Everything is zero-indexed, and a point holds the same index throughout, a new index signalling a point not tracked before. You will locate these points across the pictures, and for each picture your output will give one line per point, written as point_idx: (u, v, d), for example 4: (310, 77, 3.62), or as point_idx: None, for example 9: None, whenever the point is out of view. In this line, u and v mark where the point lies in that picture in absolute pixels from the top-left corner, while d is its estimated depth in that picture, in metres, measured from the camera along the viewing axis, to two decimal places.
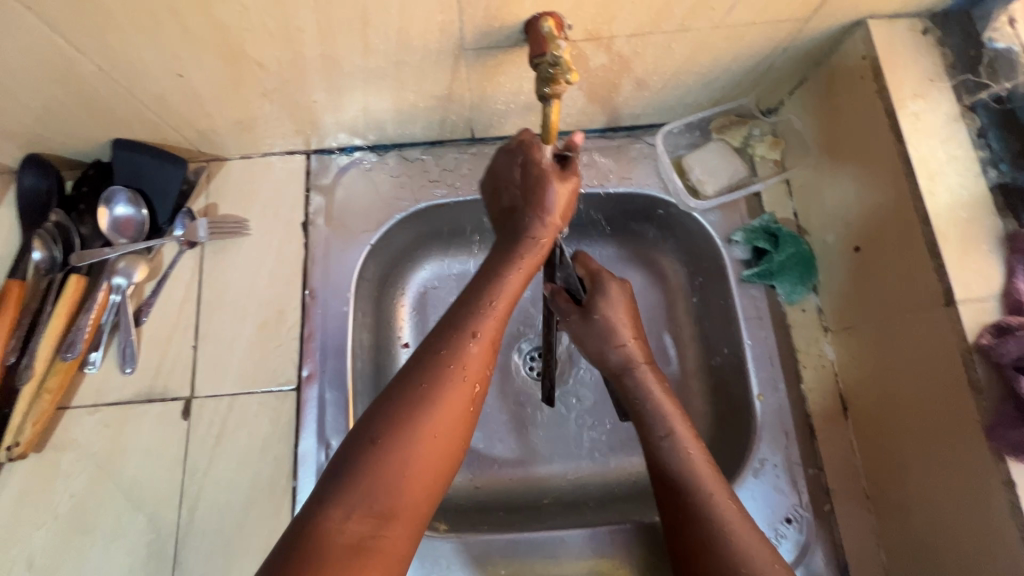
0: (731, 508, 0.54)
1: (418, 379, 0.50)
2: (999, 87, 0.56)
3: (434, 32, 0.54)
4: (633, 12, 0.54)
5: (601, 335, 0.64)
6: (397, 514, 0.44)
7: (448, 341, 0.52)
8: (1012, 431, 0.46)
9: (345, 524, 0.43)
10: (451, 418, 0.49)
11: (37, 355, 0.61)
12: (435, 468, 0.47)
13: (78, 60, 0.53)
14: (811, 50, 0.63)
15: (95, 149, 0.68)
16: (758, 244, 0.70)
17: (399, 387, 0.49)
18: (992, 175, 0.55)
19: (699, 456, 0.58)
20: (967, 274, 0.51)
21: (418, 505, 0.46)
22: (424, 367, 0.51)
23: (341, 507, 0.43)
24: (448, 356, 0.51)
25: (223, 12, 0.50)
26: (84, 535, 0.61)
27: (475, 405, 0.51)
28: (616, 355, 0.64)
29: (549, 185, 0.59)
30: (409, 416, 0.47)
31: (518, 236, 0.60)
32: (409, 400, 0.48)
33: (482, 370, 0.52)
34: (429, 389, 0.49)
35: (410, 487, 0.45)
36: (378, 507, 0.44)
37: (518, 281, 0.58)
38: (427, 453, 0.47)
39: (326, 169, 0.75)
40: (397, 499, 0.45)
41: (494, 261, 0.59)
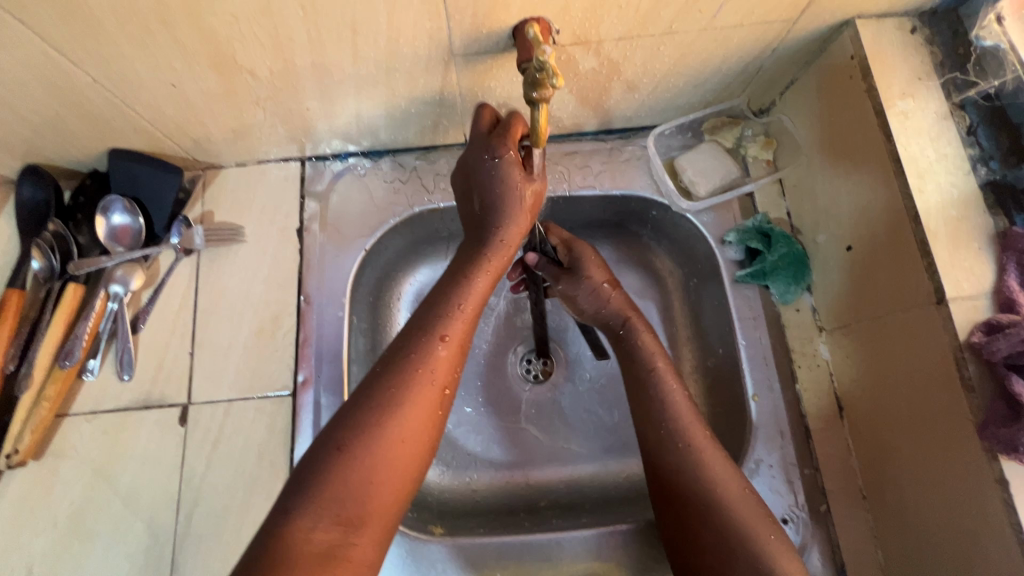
0: (702, 436, 0.58)
1: (387, 384, 0.50)
2: (987, 84, 0.56)
3: (423, 39, 0.55)
4: (620, 16, 0.54)
5: (591, 292, 0.67)
6: (365, 523, 0.46)
7: (419, 344, 0.53)
8: (1003, 429, 0.46)
9: (311, 534, 0.43)
10: (420, 422, 0.50)
11: (35, 363, 0.63)
12: (403, 471, 0.48)
13: (72, 72, 0.54)
14: (801, 50, 0.63)
15: (91, 158, 0.68)
16: (751, 245, 0.70)
17: (366, 394, 0.50)
18: (982, 173, 0.55)
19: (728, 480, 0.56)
20: (957, 273, 0.51)
21: (386, 511, 0.47)
22: (393, 371, 0.51)
23: (306, 517, 0.44)
24: (417, 359, 0.52)
25: (213, 23, 0.50)
26: (82, 541, 0.62)
27: (444, 408, 0.52)
28: (599, 307, 0.68)
29: (507, 179, 0.57)
30: (377, 424, 0.48)
31: (485, 238, 0.58)
32: (376, 406, 0.49)
33: (451, 375, 0.53)
34: (398, 396, 0.50)
35: (379, 495, 0.47)
36: (346, 516, 0.45)
37: (485, 283, 0.58)
38: (394, 458, 0.48)
39: (320, 176, 0.75)
40: (365, 507, 0.46)
41: (459, 264, 0.58)
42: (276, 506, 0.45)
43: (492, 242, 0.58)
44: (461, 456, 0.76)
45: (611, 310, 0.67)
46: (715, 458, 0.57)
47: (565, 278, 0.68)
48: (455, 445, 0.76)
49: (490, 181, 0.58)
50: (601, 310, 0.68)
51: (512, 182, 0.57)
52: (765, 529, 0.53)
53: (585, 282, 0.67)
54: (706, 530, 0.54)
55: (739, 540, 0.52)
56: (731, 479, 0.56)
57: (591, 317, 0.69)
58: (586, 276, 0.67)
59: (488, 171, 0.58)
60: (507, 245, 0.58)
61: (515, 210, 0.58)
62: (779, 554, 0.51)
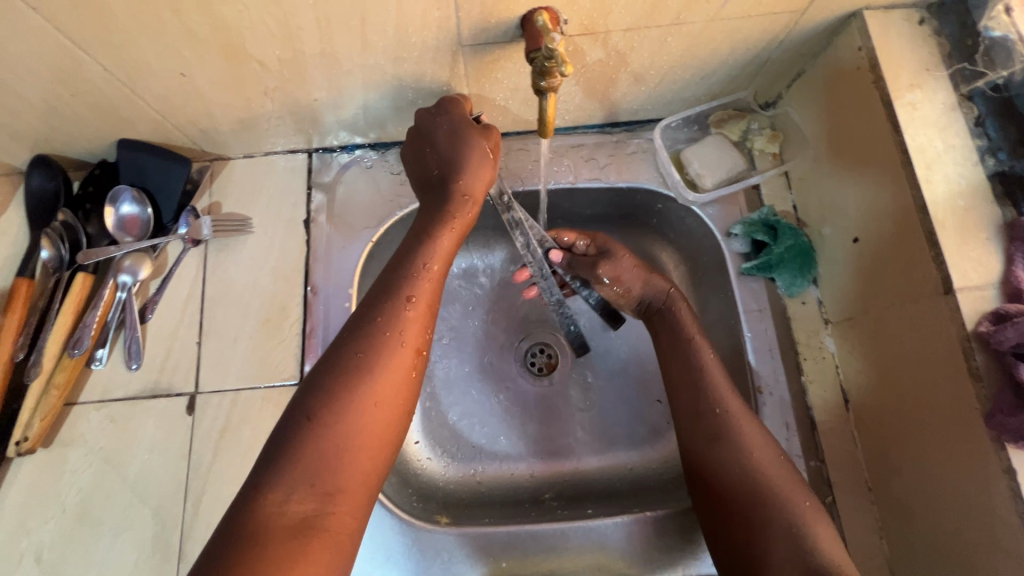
0: (734, 408, 0.59)
1: (355, 349, 0.51)
2: (996, 75, 0.56)
3: (431, 29, 0.55)
4: (627, 6, 0.54)
5: (637, 271, 0.69)
6: (343, 491, 0.46)
7: (385, 309, 0.53)
8: (1010, 418, 0.46)
9: (285, 505, 0.44)
10: (393, 385, 0.50)
11: (45, 352, 0.63)
12: (377, 436, 0.49)
13: (82, 60, 0.54)
14: (808, 42, 0.63)
15: (100, 149, 0.69)
16: (757, 237, 0.70)
17: (334, 363, 0.50)
18: (990, 164, 0.55)
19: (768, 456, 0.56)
20: (966, 263, 0.51)
21: (364, 478, 0.47)
22: (362, 336, 0.52)
23: (279, 490, 0.44)
24: (385, 324, 0.52)
25: (224, 11, 0.51)
26: (90, 529, 0.62)
27: (417, 369, 0.53)
28: (648, 287, 0.69)
29: (468, 135, 0.60)
30: (347, 390, 0.49)
31: (447, 193, 0.61)
32: (346, 374, 0.49)
33: (422, 337, 0.54)
34: (366, 361, 0.50)
35: (353, 462, 0.47)
36: (321, 485, 0.45)
37: (452, 240, 0.60)
38: (367, 425, 0.48)
39: (327, 167, 0.76)
40: (341, 477, 0.46)
41: (425, 225, 0.60)
42: (247, 484, 0.45)
43: (454, 198, 0.60)
44: (466, 447, 0.76)
45: (654, 288, 0.68)
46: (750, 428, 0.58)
47: (603, 262, 0.70)
48: (459, 437, 0.76)
49: (445, 138, 0.61)
50: (644, 288, 0.69)
51: (469, 134, 0.60)
52: (799, 497, 0.54)
53: (620, 260, 0.69)
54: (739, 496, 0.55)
55: (773, 506, 0.53)
56: (762, 447, 0.57)
57: (637, 300, 0.70)
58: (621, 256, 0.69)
59: (444, 130, 0.61)
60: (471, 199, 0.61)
61: (475, 161, 0.60)
62: (812, 520, 0.52)
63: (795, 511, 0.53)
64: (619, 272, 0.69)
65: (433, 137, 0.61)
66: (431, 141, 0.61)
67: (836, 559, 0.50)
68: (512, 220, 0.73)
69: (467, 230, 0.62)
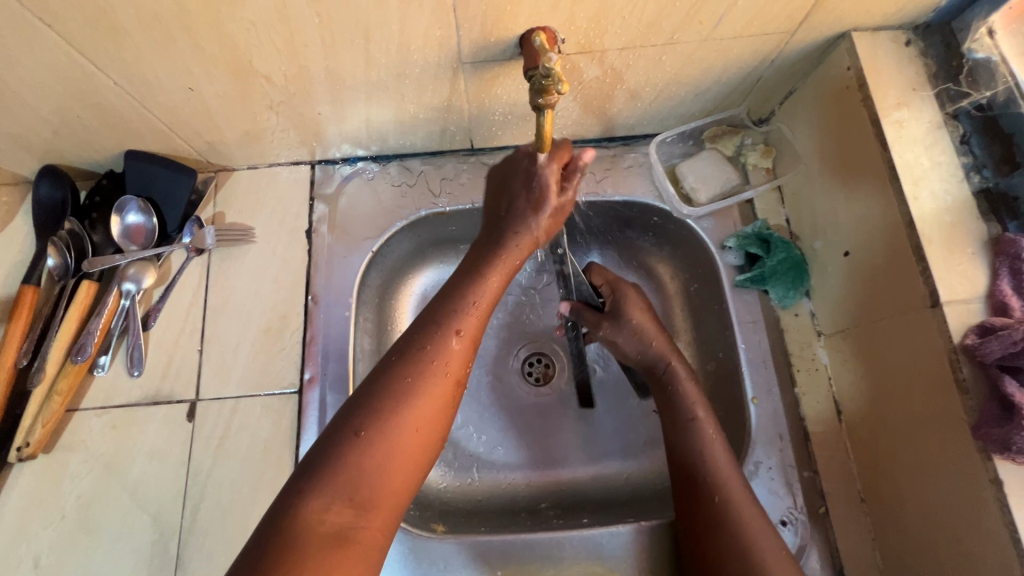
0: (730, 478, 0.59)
1: (405, 372, 0.51)
2: (980, 95, 0.58)
3: (433, 46, 0.57)
4: (623, 26, 0.56)
5: (635, 342, 0.69)
6: (376, 507, 0.46)
7: (433, 337, 0.54)
8: (996, 429, 0.47)
9: (325, 516, 0.44)
10: (436, 412, 0.51)
11: (49, 359, 0.64)
12: (416, 457, 0.49)
13: (94, 75, 0.56)
14: (799, 61, 0.65)
15: (108, 160, 0.70)
16: (750, 250, 0.71)
17: (382, 381, 0.51)
18: (976, 181, 0.56)
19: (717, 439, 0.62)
20: (952, 277, 0.52)
21: (398, 497, 0.48)
22: (410, 359, 0.52)
23: (320, 499, 0.44)
24: (431, 350, 0.53)
25: (233, 29, 0.52)
26: (89, 535, 0.63)
27: (455, 400, 0.54)
28: (645, 353, 0.69)
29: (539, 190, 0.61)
30: (392, 410, 0.49)
31: (504, 233, 0.62)
32: (393, 394, 0.50)
33: (463, 369, 0.54)
34: (413, 384, 0.51)
35: (390, 480, 0.47)
36: (357, 499, 0.45)
37: (500, 278, 0.60)
38: (409, 445, 0.49)
39: (330, 179, 0.77)
40: (377, 492, 0.46)
41: (477, 258, 0.61)
42: (287, 488, 0.45)
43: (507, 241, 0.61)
44: (463, 456, 0.76)
45: (653, 354, 0.68)
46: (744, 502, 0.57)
47: (607, 322, 0.71)
48: (457, 445, 0.77)
49: (523, 184, 0.62)
50: (639, 355, 0.69)
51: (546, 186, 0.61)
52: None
53: (627, 325, 0.70)
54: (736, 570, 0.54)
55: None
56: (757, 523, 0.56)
57: (636, 361, 0.70)
58: (628, 319, 0.70)
59: (523, 175, 0.62)
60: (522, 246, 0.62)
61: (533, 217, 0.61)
62: None
63: None
64: (617, 337, 0.70)
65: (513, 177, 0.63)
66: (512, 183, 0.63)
67: None
68: (564, 271, 0.73)
69: (510, 276, 0.62)
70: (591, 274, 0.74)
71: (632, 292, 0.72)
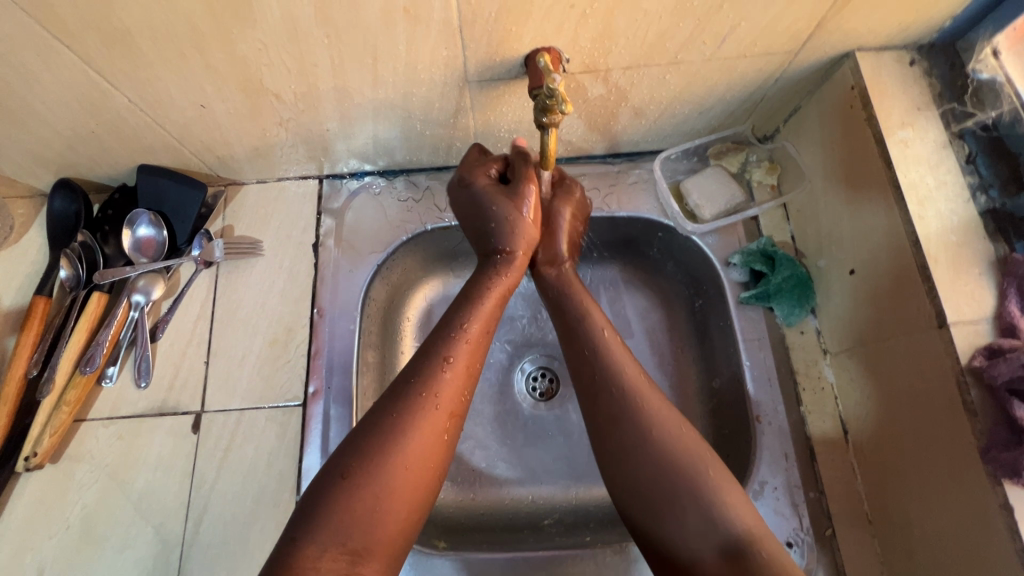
0: (612, 343, 0.60)
1: (393, 409, 0.52)
2: (985, 115, 0.58)
3: (440, 66, 0.58)
4: (628, 46, 0.57)
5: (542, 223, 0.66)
6: (371, 551, 0.46)
7: (422, 370, 0.54)
8: (1005, 453, 0.46)
9: (318, 562, 0.44)
10: (427, 448, 0.51)
11: (58, 369, 0.65)
12: (409, 497, 0.49)
13: (110, 93, 0.58)
14: (804, 79, 0.66)
15: (121, 174, 0.72)
16: (755, 267, 0.71)
17: (371, 420, 0.51)
18: (982, 201, 0.56)
19: (613, 336, 0.61)
20: (958, 297, 0.52)
21: (392, 540, 0.48)
22: (399, 396, 0.52)
23: (314, 545, 0.45)
24: (421, 385, 0.53)
25: (245, 50, 0.54)
26: (92, 545, 0.63)
27: (450, 432, 0.53)
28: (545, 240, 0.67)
29: (502, 205, 0.62)
30: (381, 450, 0.49)
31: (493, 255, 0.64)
32: (380, 433, 0.50)
33: (456, 400, 0.54)
34: (402, 423, 0.51)
35: (383, 524, 0.47)
36: (351, 544, 0.46)
37: (493, 303, 0.61)
38: (400, 484, 0.49)
39: (337, 193, 0.78)
40: (372, 536, 0.47)
41: (469, 289, 0.62)
42: (284, 535, 0.46)
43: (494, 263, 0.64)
44: (466, 471, 0.76)
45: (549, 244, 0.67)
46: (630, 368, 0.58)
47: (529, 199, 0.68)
48: (459, 460, 0.77)
49: (484, 206, 0.63)
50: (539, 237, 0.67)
51: (494, 204, 0.63)
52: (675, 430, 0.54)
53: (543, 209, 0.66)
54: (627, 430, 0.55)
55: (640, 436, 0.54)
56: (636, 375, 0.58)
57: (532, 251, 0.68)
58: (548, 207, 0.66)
59: (479, 193, 0.63)
60: (513, 266, 0.63)
61: (511, 226, 0.63)
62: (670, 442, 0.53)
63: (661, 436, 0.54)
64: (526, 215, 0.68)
65: (474, 206, 0.64)
66: (473, 206, 0.64)
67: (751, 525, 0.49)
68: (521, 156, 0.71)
69: (505, 299, 0.63)
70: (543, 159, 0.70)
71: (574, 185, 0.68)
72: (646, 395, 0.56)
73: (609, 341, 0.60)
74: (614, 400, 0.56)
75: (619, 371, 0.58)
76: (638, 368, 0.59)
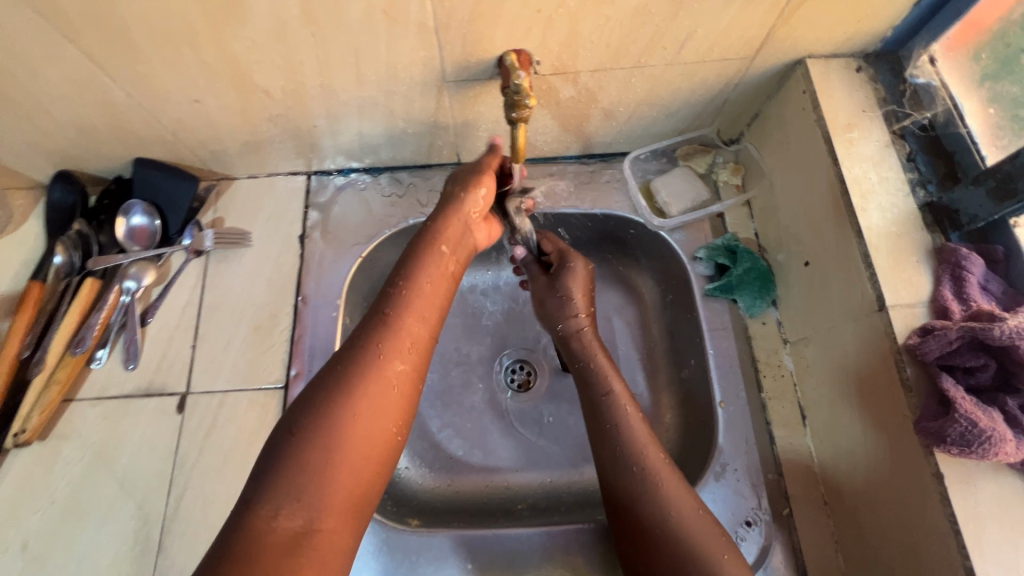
0: (640, 426, 0.62)
1: (336, 371, 0.52)
2: (922, 115, 0.63)
3: (418, 66, 0.62)
4: (593, 50, 0.61)
5: (557, 306, 0.72)
6: (327, 507, 0.47)
7: (366, 334, 0.55)
8: (933, 422, 0.49)
9: (275, 522, 0.44)
10: (374, 406, 0.51)
11: (49, 350, 0.67)
12: (362, 454, 0.49)
13: (109, 87, 0.62)
14: (761, 85, 0.70)
15: (117, 166, 0.75)
16: (719, 261, 0.75)
17: (319, 384, 0.51)
18: (921, 195, 0.60)
19: (635, 415, 0.63)
20: (898, 283, 0.56)
21: (348, 496, 0.48)
22: (344, 361, 0.53)
23: (268, 505, 0.45)
24: (364, 347, 0.54)
25: (237, 47, 0.58)
26: (76, 520, 0.65)
27: (398, 391, 0.53)
28: (563, 316, 0.72)
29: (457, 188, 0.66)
30: (327, 410, 0.49)
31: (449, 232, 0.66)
32: (326, 394, 0.50)
33: (401, 360, 0.54)
34: (346, 381, 0.51)
35: (335, 481, 0.47)
36: (308, 503, 0.46)
37: (439, 272, 0.62)
38: (348, 441, 0.49)
39: (324, 188, 0.82)
40: (326, 493, 0.47)
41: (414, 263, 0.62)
42: (238, 501, 0.45)
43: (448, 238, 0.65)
44: (444, 457, 0.79)
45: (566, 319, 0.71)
46: (649, 442, 0.61)
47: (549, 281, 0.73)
48: (438, 447, 0.79)
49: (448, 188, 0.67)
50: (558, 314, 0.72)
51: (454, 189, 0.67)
52: (664, 471, 0.59)
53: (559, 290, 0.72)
54: (649, 510, 0.57)
55: (655, 504, 0.57)
56: (654, 451, 0.60)
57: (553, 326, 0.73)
58: (563, 289, 0.72)
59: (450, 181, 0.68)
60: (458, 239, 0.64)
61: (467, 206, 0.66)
62: (664, 492, 0.57)
63: (670, 506, 0.56)
64: (546, 297, 0.73)
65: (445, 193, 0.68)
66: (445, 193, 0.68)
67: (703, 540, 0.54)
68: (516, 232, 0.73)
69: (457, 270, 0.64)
70: (545, 240, 0.76)
71: (580, 265, 0.73)
72: (661, 469, 0.59)
73: (633, 420, 0.63)
74: (636, 481, 0.58)
75: (640, 450, 0.60)
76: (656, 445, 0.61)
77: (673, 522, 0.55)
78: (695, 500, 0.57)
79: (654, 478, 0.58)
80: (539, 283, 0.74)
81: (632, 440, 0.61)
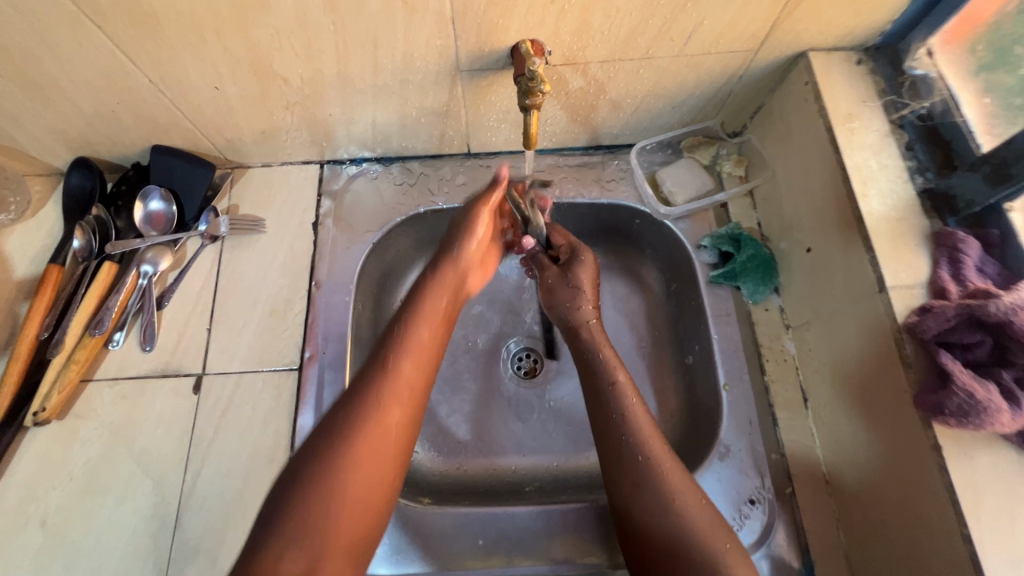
0: (642, 415, 0.63)
1: (340, 415, 0.52)
2: (919, 105, 0.65)
3: (434, 55, 0.64)
4: (603, 41, 0.63)
5: (567, 297, 0.74)
6: (330, 551, 0.47)
7: (368, 375, 0.55)
8: (930, 395, 0.51)
9: (280, 564, 0.45)
10: (376, 449, 0.51)
11: (68, 331, 0.69)
12: (364, 498, 0.50)
13: (133, 73, 0.63)
14: (764, 78, 0.73)
15: (135, 153, 0.77)
16: (723, 248, 0.77)
17: (323, 428, 0.52)
18: (919, 182, 0.62)
19: (639, 407, 0.64)
20: (897, 265, 0.58)
21: (350, 540, 0.48)
22: (348, 404, 0.53)
23: (273, 550, 0.45)
24: (366, 390, 0.54)
25: (259, 35, 0.60)
26: (94, 496, 0.66)
27: (399, 434, 0.53)
28: (571, 311, 0.73)
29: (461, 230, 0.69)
30: (331, 454, 0.50)
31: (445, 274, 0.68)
32: (330, 438, 0.51)
33: (403, 402, 0.55)
34: (346, 426, 0.51)
35: (338, 525, 0.48)
36: (309, 547, 0.46)
37: (437, 314, 0.63)
38: (351, 487, 0.49)
39: (337, 177, 0.84)
40: (330, 537, 0.47)
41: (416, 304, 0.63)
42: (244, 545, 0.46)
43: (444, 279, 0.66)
44: (452, 442, 0.80)
45: (574, 311, 0.73)
46: (651, 431, 0.62)
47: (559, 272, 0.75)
48: (447, 431, 0.81)
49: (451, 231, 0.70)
50: (567, 307, 0.73)
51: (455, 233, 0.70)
52: (666, 461, 0.59)
53: (570, 281, 0.74)
54: (651, 502, 0.57)
55: (657, 491, 0.58)
56: (658, 443, 0.61)
57: (562, 318, 0.74)
58: (574, 280, 0.74)
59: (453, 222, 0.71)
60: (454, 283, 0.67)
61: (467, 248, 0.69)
62: (667, 479, 0.58)
63: (672, 491, 0.57)
64: (557, 287, 0.74)
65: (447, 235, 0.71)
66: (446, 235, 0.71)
67: (702, 527, 0.55)
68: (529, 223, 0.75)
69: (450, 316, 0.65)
70: (555, 234, 0.78)
71: (589, 258, 0.75)
72: (664, 458, 0.60)
73: (636, 411, 0.63)
74: (639, 470, 0.59)
75: (644, 440, 0.61)
76: (657, 434, 0.63)
77: (673, 509, 0.56)
78: (695, 490, 0.58)
79: (658, 468, 0.59)
80: (550, 274, 0.76)
81: (637, 432, 0.62)
